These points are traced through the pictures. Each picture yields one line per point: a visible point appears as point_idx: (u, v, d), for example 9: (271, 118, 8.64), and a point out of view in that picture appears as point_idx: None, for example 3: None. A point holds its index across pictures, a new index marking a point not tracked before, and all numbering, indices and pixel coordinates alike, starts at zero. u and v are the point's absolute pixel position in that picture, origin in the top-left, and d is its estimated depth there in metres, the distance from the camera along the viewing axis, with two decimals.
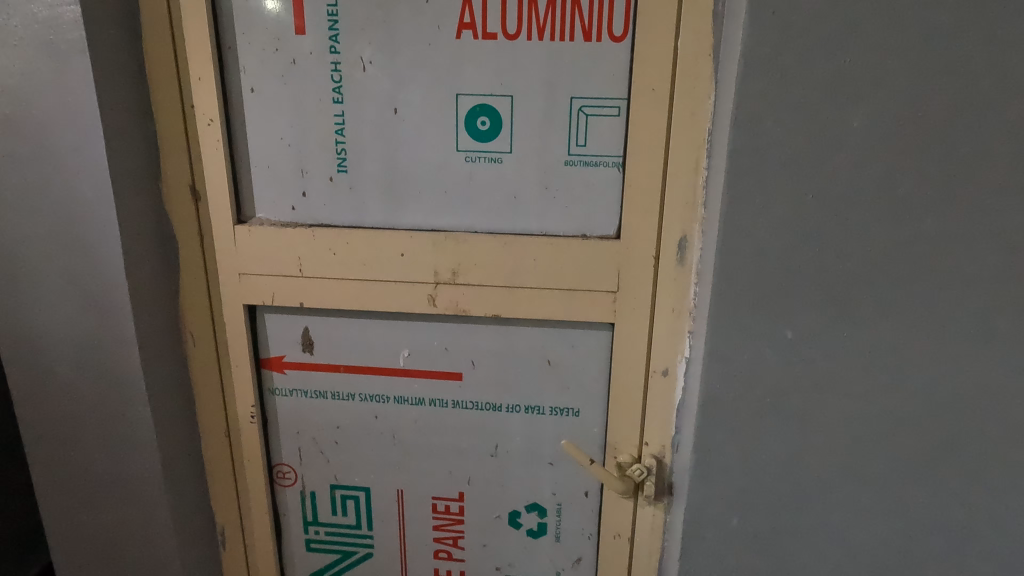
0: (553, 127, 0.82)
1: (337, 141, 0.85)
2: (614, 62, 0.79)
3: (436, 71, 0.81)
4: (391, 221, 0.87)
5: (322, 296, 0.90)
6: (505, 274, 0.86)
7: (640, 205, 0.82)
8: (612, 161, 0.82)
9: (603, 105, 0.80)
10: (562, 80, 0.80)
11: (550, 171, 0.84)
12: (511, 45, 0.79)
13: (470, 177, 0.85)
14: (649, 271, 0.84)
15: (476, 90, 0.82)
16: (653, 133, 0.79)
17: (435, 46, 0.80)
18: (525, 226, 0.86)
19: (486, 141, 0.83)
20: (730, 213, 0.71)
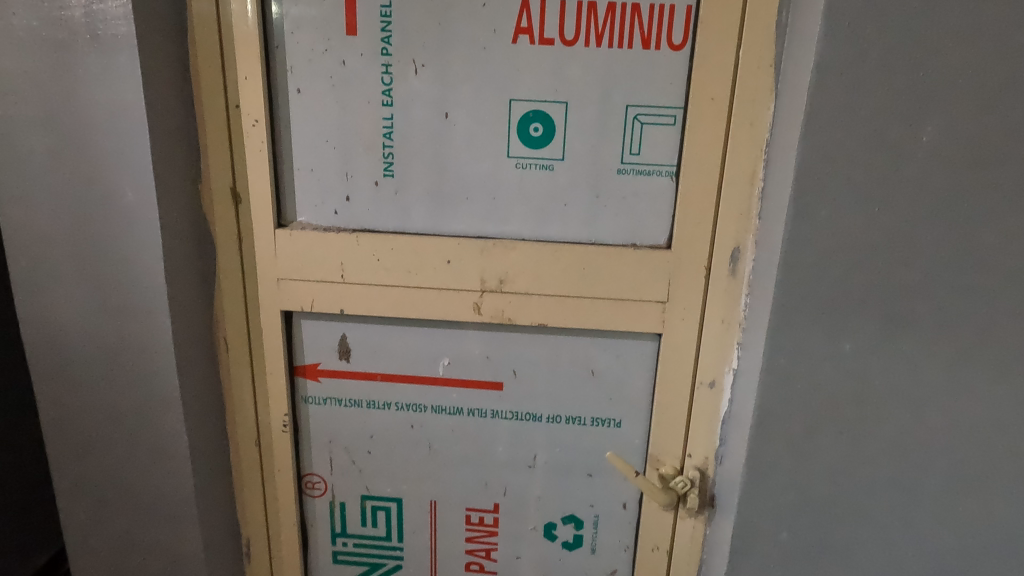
0: (607, 135, 0.81)
1: (385, 145, 0.83)
2: (672, 71, 0.78)
3: (490, 75, 0.80)
4: (437, 228, 0.86)
5: (363, 303, 0.88)
6: (554, 283, 0.85)
7: (693, 216, 0.81)
8: (666, 170, 0.82)
9: (659, 113, 0.80)
10: (618, 87, 0.79)
11: (602, 179, 0.83)
12: (568, 51, 0.78)
13: (519, 184, 0.83)
14: (700, 283, 0.83)
15: (530, 96, 0.80)
16: (710, 143, 0.78)
17: (490, 50, 0.79)
18: (574, 235, 0.85)
19: (538, 147, 0.82)
20: (793, 225, 0.71)
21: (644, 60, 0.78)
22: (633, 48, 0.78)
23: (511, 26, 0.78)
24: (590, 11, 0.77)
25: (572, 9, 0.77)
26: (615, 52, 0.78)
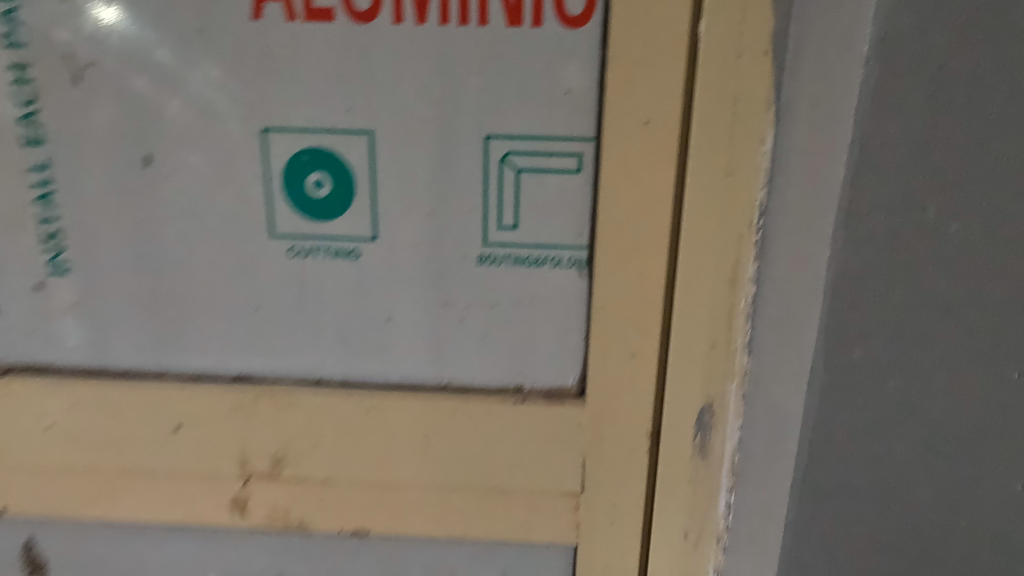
0: (452, 192, 0.43)
1: (42, 217, 0.44)
2: (567, 69, 0.40)
3: (220, 82, 0.41)
4: (159, 364, 0.47)
5: (33, 502, 0.48)
6: (374, 462, 0.46)
7: (625, 345, 0.43)
8: (568, 256, 0.43)
9: (550, 152, 0.41)
10: (467, 103, 0.41)
11: (452, 274, 0.44)
12: (363, 32, 0.40)
13: (299, 283, 0.45)
14: (642, 461, 0.45)
15: (299, 121, 0.42)
16: (645, 209, 0.40)
17: (212, 34, 0.41)
18: (409, 371, 0.46)
19: (326, 219, 0.43)
20: (858, 474, 0.28)
21: (512, 49, 0.40)
22: (488, 25, 0.40)
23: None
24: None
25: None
26: (456, 33, 0.40)
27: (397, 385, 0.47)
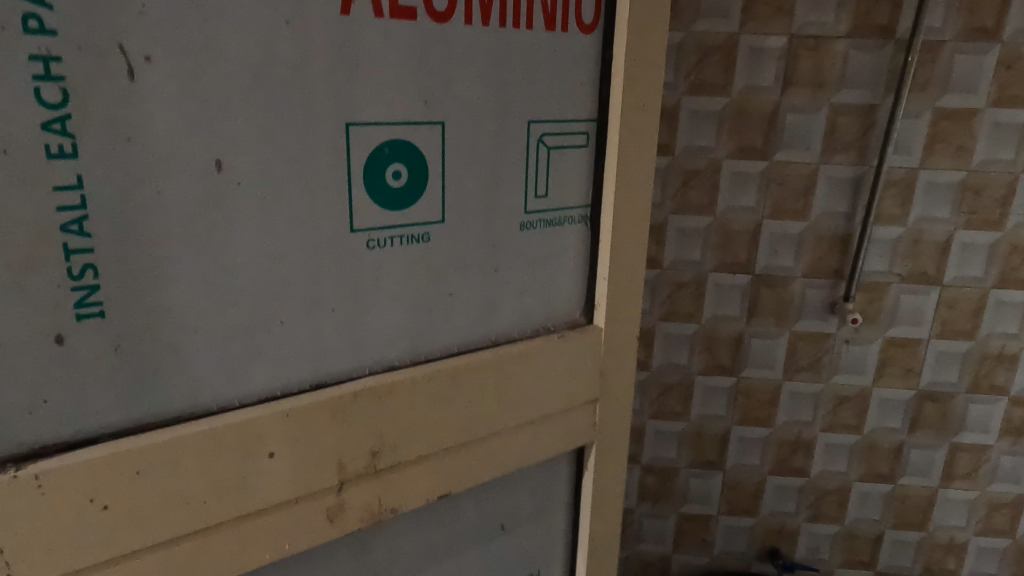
0: (505, 173, 0.50)
1: (71, 248, 0.35)
2: (581, 66, 0.51)
3: (303, 73, 0.40)
4: (227, 390, 0.42)
5: None
6: (456, 427, 0.51)
7: (626, 275, 0.57)
8: (578, 213, 0.55)
9: (569, 131, 0.52)
10: (516, 93, 0.48)
11: (501, 243, 0.51)
12: (440, 31, 0.44)
13: (374, 274, 0.46)
14: (631, 360, 0.60)
15: (381, 112, 0.43)
16: (640, 169, 0.54)
17: (296, 22, 0.39)
18: (466, 336, 0.52)
19: (403, 207, 0.46)
20: None
21: (547, 46, 0.49)
22: (532, 26, 0.48)
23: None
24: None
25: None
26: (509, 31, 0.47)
27: (458, 351, 0.52)
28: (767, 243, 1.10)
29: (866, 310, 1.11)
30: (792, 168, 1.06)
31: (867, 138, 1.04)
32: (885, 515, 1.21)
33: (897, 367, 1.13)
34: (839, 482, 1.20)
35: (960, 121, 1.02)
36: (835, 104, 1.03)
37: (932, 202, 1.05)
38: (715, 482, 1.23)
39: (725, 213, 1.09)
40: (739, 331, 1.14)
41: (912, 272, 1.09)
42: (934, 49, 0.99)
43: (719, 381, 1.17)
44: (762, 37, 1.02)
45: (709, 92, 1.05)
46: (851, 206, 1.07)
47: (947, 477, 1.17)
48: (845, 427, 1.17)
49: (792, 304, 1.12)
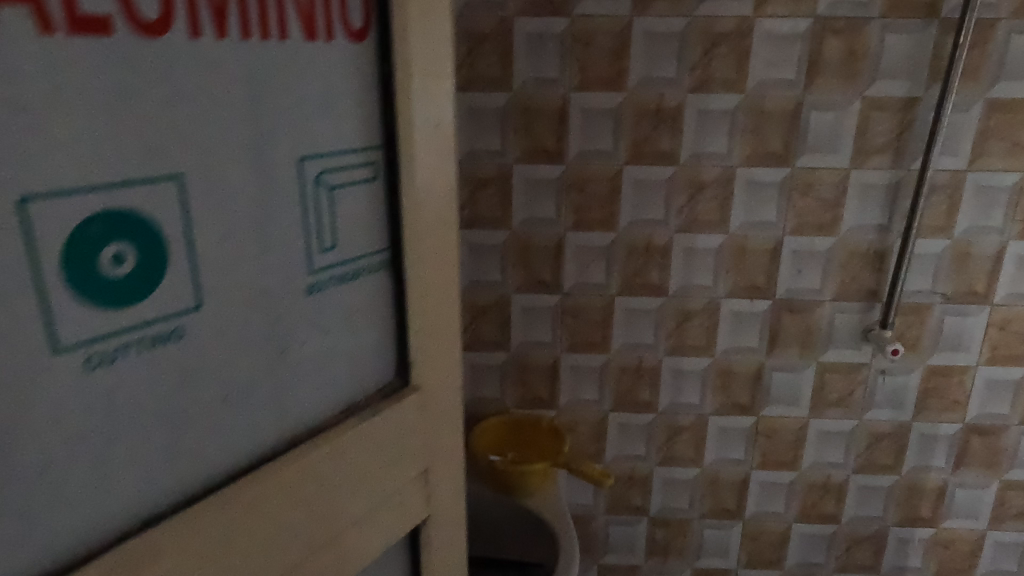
0: (287, 226, 0.54)
1: None
2: (340, 93, 0.57)
3: (92, 163, 0.41)
4: (99, 502, 0.45)
5: None
6: (257, 554, 0.52)
7: (437, 311, 0.67)
8: (367, 254, 0.62)
9: (350, 180, 0.59)
10: (280, 154, 0.52)
11: (290, 307, 0.56)
12: (165, 54, 0.44)
13: (161, 366, 0.47)
14: (453, 388, 0.71)
15: (140, 175, 0.43)
16: (439, 208, 0.64)
17: (80, 117, 0.40)
18: (226, 437, 0.52)
19: (129, 301, 0.44)
20: None
21: (310, 92, 0.54)
22: (286, 72, 0.52)
23: (123, 54, 0.42)
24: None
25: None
26: (265, 81, 0.50)
27: (213, 458, 0.51)
28: (792, 258, 1.25)
29: (907, 331, 1.28)
30: (816, 171, 1.20)
31: (905, 130, 1.17)
32: (849, 457, 1.38)
33: (906, 321, 1.28)
34: (836, 470, 1.38)
35: (895, 109, 1.16)
36: (869, 99, 1.15)
37: (864, 199, 1.21)
38: (738, 443, 1.38)
39: (742, 228, 1.24)
40: (760, 364, 1.32)
41: (871, 248, 1.24)
42: (867, 36, 1.12)
43: (738, 421, 1.36)
44: (772, 23, 1.12)
45: (713, 88, 1.16)
46: (833, 198, 1.21)
47: (915, 408, 1.33)
48: (837, 399, 1.34)
49: (819, 329, 1.29)
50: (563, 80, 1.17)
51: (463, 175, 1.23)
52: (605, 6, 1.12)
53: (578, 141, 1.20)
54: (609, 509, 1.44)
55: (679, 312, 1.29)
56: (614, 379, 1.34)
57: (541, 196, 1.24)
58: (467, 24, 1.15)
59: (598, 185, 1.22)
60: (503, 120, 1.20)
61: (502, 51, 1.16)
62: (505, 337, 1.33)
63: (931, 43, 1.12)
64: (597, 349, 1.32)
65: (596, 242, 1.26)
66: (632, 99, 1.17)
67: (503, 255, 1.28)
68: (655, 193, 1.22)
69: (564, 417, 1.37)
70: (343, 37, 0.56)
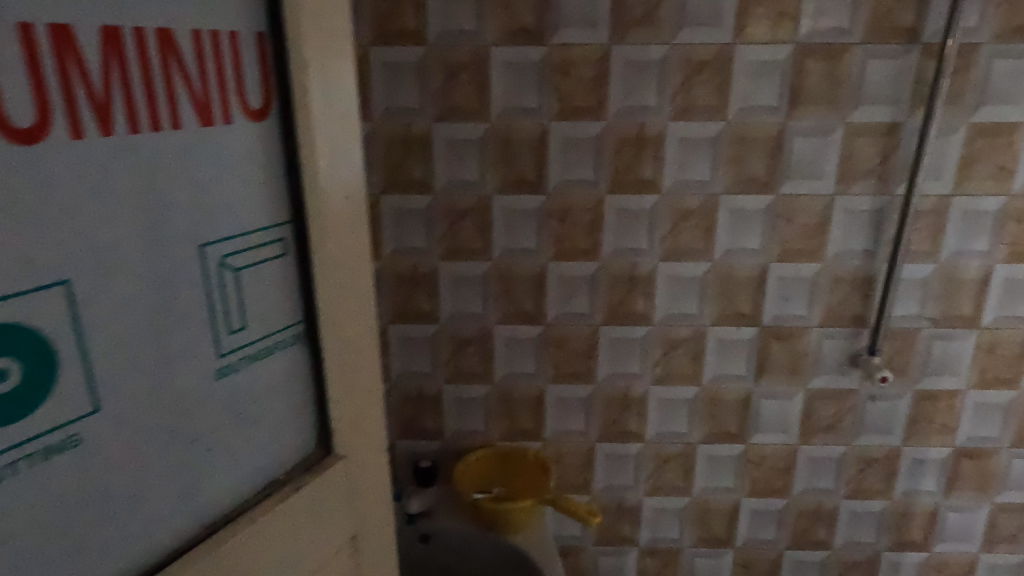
0: (192, 314, 0.53)
1: None
2: (246, 172, 0.56)
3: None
4: None
5: None
6: None
7: (358, 377, 0.67)
8: (280, 330, 0.61)
9: (255, 260, 0.58)
10: (173, 245, 0.51)
11: (199, 396, 0.54)
12: (41, 164, 0.43)
13: (45, 483, 0.45)
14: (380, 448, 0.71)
15: (10, 292, 0.42)
16: (352, 278, 0.64)
17: None
18: (132, 535, 0.51)
19: (20, 413, 0.44)
20: None
21: (203, 181, 0.53)
22: (182, 163, 0.51)
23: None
24: (89, 67, 0.45)
25: (60, 73, 0.44)
26: (151, 176, 0.49)
27: (118, 557, 0.50)
28: (778, 285, 1.23)
29: (896, 355, 1.27)
30: (801, 198, 1.18)
31: (889, 156, 1.15)
32: (841, 482, 1.36)
33: (895, 346, 1.26)
34: (827, 496, 1.37)
35: (878, 134, 1.14)
36: (852, 125, 1.14)
37: (849, 225, 1.20)
38: (728, 471, 1.36)
39: (727, 255, 1.22)
40: (748, 391, 1.30)
41: (857, 273, 1.22)
42: (849, 61, 1.10)
43: (727, 449, 1.34)
44: (753, 50, 1.10)
45: (695, 116, 1.14)
46: (819, 224, 1.19)
47: (905, 433, 1.32)
48: (826, 425, 1.32)
49: (807, 356, 1.28)
50: (542, 109, 1.14)
51: (442, 207, 1.20)
52: (583, 35, 1.10)
53: (558, 171, 1.18)
54: (598, 539, 1.42)
55: (665, 341, 1.27)
56: (601, 409, 1.32)
57: (522, 226, 1.21)
58: (442, 54, 1.12)
59: (579, 214, 1.20)
60: (482, 151, 1.17)
61: (479, 81, 1.13)
62: (488, 369, 1.30)
63: (914, 68, 1.10)
64: (582, 379, 1.30)
65: (580, 272, 1.23)
66: (613, 128, 1.15)
67: (485, 287, 1.25)
68: (638, 222, 1.20)
69: (550, 448, 1.35)
70: (242, 114, 0.55)
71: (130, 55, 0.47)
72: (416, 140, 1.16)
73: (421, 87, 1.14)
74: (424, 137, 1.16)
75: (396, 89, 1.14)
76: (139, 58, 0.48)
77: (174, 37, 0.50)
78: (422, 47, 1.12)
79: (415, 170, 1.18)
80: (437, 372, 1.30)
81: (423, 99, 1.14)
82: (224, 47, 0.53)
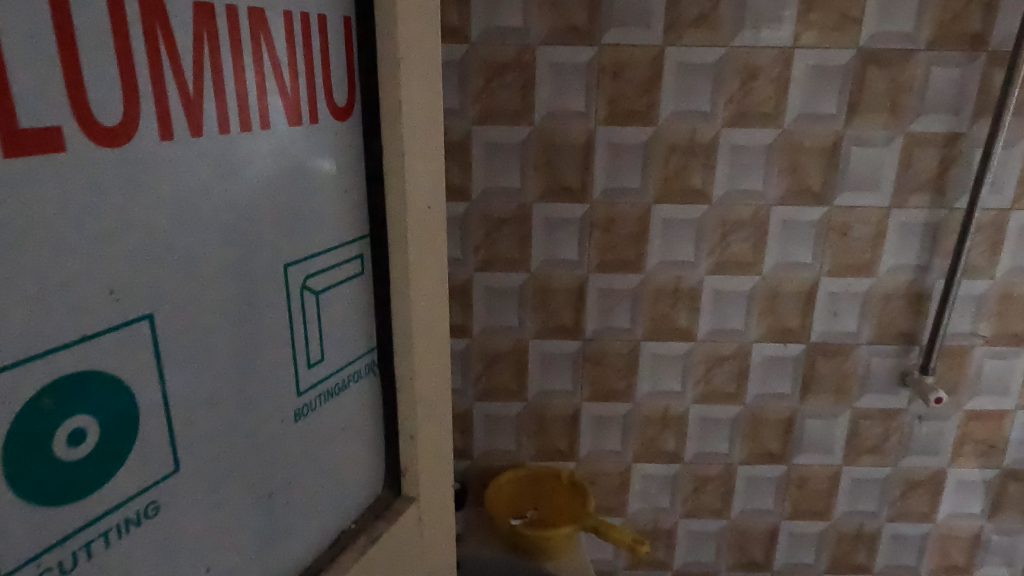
0: (269, 346, 0.43)
1: None
2: (328, 182, 0.47)
3: (24, 331, 0.30)
4: None
5: None
6: None
7: (434, 411, 0.57)
8: (353, 365, 0.51)
9: (336, 281, 0.48)
10: (258, 263, 0.42)
11: (276, 445, 0.45)
12: (127, 157, 0.33)
13: (122, 566, 0.35)
14: (447, 494, 0.61)
15: (85, 327, 0.32)
16: (433, 300, 0.54)
17: (15, 260, 0.29)
18: None
19: (96, 483, 0.33)
20: None
21: (288, 188, 0.43)
22: (269, 163, 0.41)
23: (52, 176, 0.30)
24: (178, 45, 0.35)
25: (148, 41, 0.34)
26: (239, 196, 0.40)
27: None
28: (827, 301, 1.18)
29: (947, 374, 1.22)
30: (855, 209, 1.13)
31: (948, 168, 1.11)
32: (884, 505, 1.30)
33: (946, 364, 1.21)
34: (869, 519, 1.31)
35: (938, 144, 1.09)
36: (910, 135, 1.09)
37: (905, 239, 1.14)
38: (767, 494, 1.30)
39: (775, 269, 1.16)
40: (791, 410, 1.25)
41: (910, 289, 1.17)
42: (912, 68, 1.06)
43: (767, 471, 1.28)
44: (813, 54, 1.05)
45: (749, 122, 1.08)
46: (873, 237, 1.14)
47: (952, 455, 1.27)
48: (871, 446, 1.27)
49: (854, 374, 1.22)
50: (590, 113, 1.08)
51: (479, 215, 1.13)
52: (636, 35, 1.04)
53: (603, 179, 1.11)
54: (630, 564, 1.35)
55: (708, 358, 1.21)
56: (638, 429, 1.25)
57: (563, 236, 1.14)
58: (485, 53, 1.05)
59: (624, 224, 1.14)
60: (523, 156, 1.10)
61: (524, 82, 1.06)
62: (521, 386, 1.23)
63: (979, 75, 1.06)
64: (620, 398, 1.23)
65: (622, 285, 1.17)
66: (662, 134, 1.09)
67: (521, 300, 1.18)
68: (685, 233, 1.14)
69: (584, 468, 1.28)
70: (328, 113, 0.46)
71: (223, 35, 0.38)
72: (454, 144, 1.10)
73: (461, 88, 1.07)
74: (463, 141, 1.09)
75: None
76: (231, 42, 0.38)
77: (264, 17, 0.40)
78: (464, 45, 1.05)
79: (452, 176, 1.11)
80: (467, 389, 1.23)
81: (463, 100, 1.07)
82: (307, 35, 0.44)
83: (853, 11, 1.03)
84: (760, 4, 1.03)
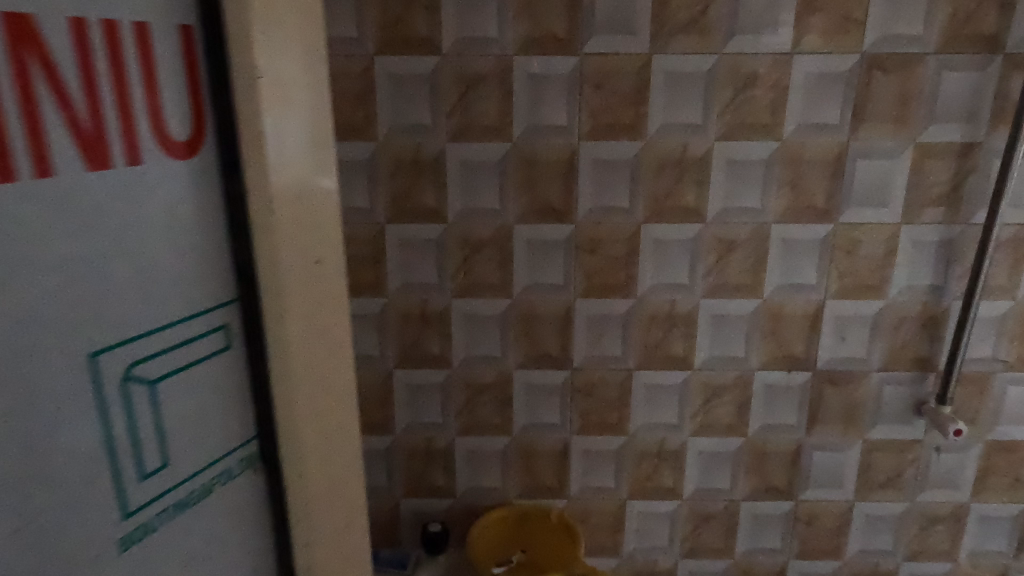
0: (71, 438, 0.40)
1: None
2: (161, 255, 0.44)
3: None
4: None
5: None
6: None
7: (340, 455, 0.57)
8: (212, 445, 0.49)
9: (174, 368, 0.46)
10: (41, 341, 0.38)
11: (90, 540, 0.42)
12: None
13: None
14: (358, 546, 0.61)
15: None
16: (324, 358, 0.54)
17: None
18: None
19: None
20: None
21: (85, 262, 0.40)
22: (54, 228, 0.38)
23: None
24: None
25: None
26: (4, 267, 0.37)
27: None
28: (834, 325, 1.09)
29: (966, 403, 1.12)
30: (862, 227, 1.04)
31: (962, 181, 1.02)
32: (900, 544, 1.21)
33: (965, 392, 1.12)
34: (884, 559, 1.21)
35: (952, 156, 1.01)
36: (921, 146, 1.01)
37: (918, 258, 1.06)
38: (774, 532, 1.21)
39: (776, 293, 1.08)
40: (798, 443, 1.15)
41: (924, 312, 1.08)
42: (921, 74, 0.97)
43: (773, 508, 1.19)
44: (813, 61, 0.97)
45: (745, 135, 1.00)
46: (883, 256, 1.06)
47: (974, 488, 1.17)
48: (885, 480, 1.17)
49: (864, 403, 1.13)
50: (573, 127, 1.00)
51: (456, 238, 1.05)
52: (621, 43, 0.96)
53: (589, 197, 1.03)
54: None
55: (706, 387, 1.13)
56: (632, 464, 1.17)
57: (547, 259, 1.06)
58: (459, 65, 0.98)
59: (613, 246, 1.05)
60: (502, 175, 1.02)
61: (501, 95, 0.99)
62: (505, 419, 1.15)
63: (995, 80, 0.97)
64: (612, 431, 1.15)
65: (611, 310, 1.09)
66: (651, 149, 1.01)
67: (504, 328, 1.10)
68: (678, 254, 1.06)
69: (575, 506, 1.19)
70: (154, 145, 0.43)
71: None
72: (427, 163, 1.02)
73: (434, 103, 0.99)
74: (437, 160, 1.02)
75: (404, 105, 0.99)
76: None
77: (34, 33, 0.37)
78: (435, 56, 0.97)
79: (426, 197, 1.04)
80: (448, 424, 1.15)
81: (436, 116, 1.00)
82: (119, 84, 0.41)
83: (856, 13, 0.95)
84: (755, 7, 0.95)
